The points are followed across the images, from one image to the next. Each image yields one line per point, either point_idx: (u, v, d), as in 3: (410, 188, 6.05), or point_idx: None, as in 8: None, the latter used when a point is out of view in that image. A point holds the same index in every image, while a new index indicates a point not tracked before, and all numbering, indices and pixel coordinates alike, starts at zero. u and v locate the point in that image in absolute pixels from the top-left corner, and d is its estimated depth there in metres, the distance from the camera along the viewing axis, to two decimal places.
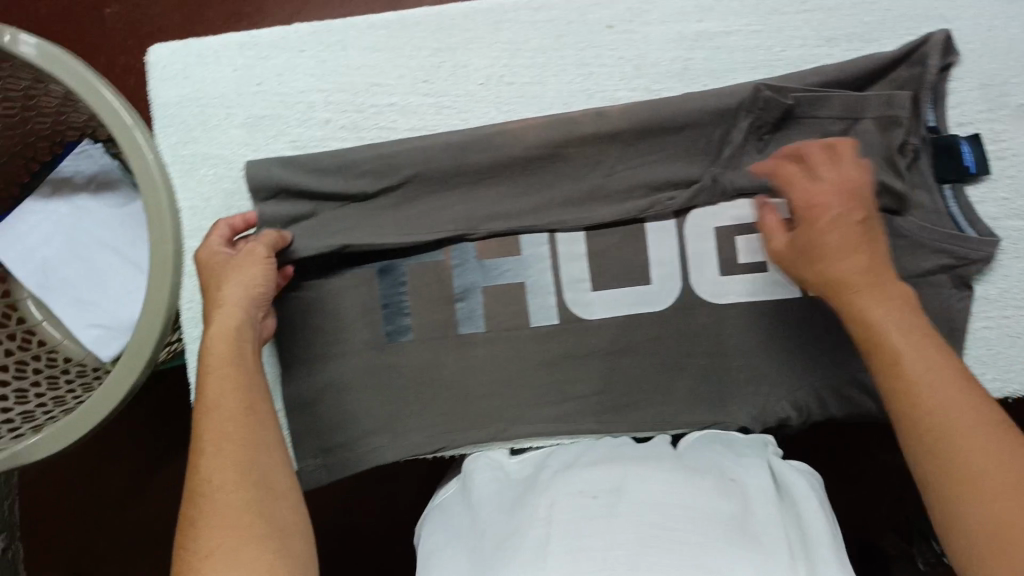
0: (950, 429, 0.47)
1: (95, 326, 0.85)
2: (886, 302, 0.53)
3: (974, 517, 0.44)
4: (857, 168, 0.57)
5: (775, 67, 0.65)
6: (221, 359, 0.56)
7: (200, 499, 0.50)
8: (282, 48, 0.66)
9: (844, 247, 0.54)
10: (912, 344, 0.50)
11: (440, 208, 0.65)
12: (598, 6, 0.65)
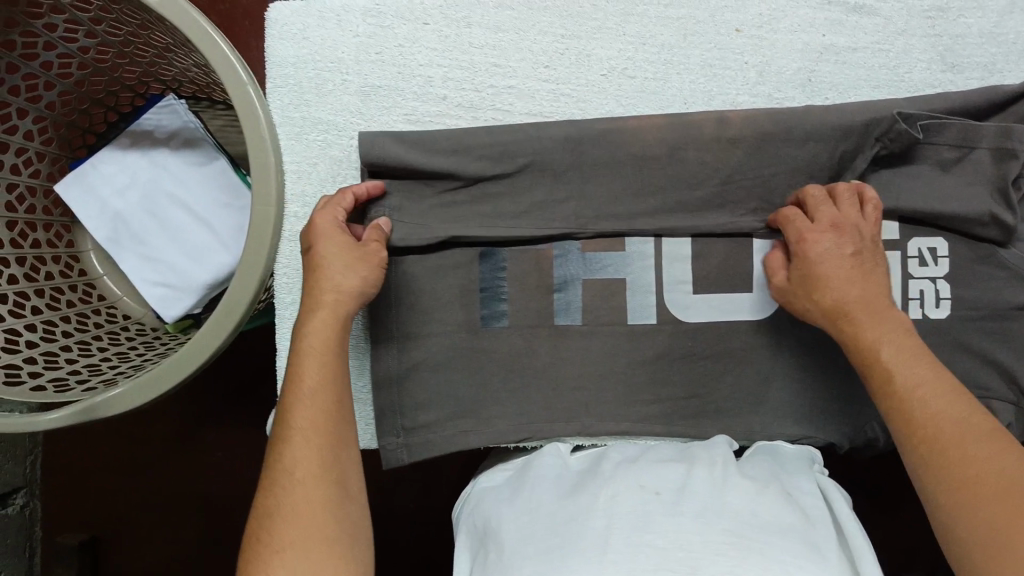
0: (949, 451, 0.49)
1: (159, 284, 0.82)
2: (891, 332, 0.56)
3: (981, 532, 0.46)
4: (847, 208, 0.60)
5: (897, 89, 0.65)
6: (317, 347, 0.56)
7: (281, 483, 0.51)
8: (405, 19, 0.65)
9: (844, 274, 0.58)
10: (918, 373, 0.53)
11: (552, 200, 0.64)
12: (729, 9, 0.65)
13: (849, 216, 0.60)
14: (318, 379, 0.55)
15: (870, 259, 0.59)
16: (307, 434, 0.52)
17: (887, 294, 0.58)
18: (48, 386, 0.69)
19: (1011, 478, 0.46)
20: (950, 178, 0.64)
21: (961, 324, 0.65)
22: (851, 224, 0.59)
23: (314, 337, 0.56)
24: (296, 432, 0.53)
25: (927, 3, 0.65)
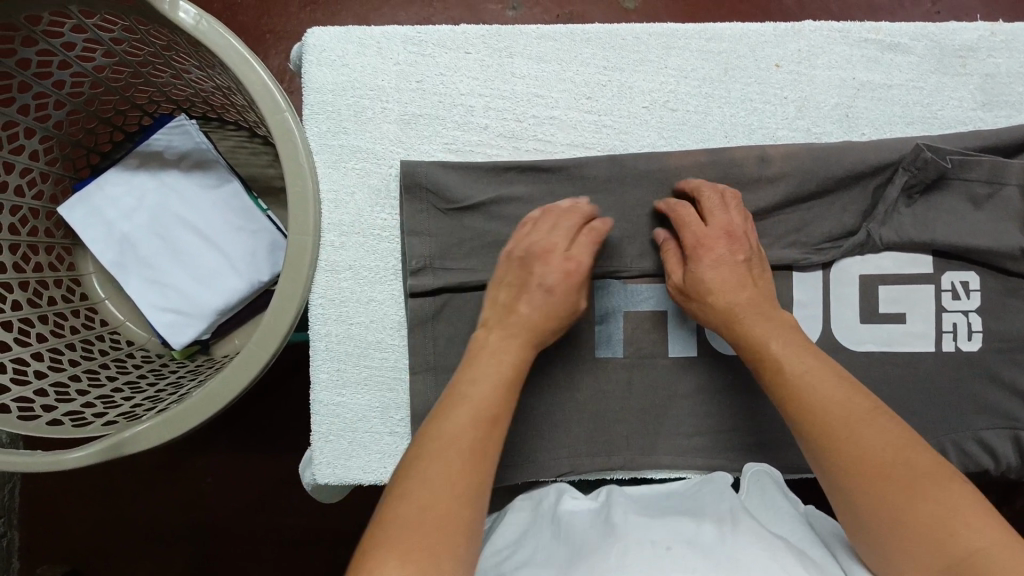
0: (836, 434, 0.48)
1: (169, 309, 0.75)
2: (775, 325, 0.56)
3: (880, 515, 0.45)
4: (733, 210, 0.61)
5: (929, 126, 0.67)
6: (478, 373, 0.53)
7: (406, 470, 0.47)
8: (448, 47, 0.65)
9: (728, 276, 0.59)
10: (805, 364, 0.53)
11: (593, 240, 0.65)
12: (768, 45, 0.66)
13: (733, 217, 0.61)
14: (456, 425, 0.49)
15: (754, 265, 0.60)
16: (441, 471, 0.46)
17: (771, 299, 0.59)
18: (66, 420, 0.63)
19: (901, 457, 0.46)
20: (979, 215, 0.65)
21: (994, 357, 0.66)
22: (739, 224, 0.61)
23: (473, 395, 0.51)
24: (437, 466, 0.46)
25: (958, 43, 0.67)
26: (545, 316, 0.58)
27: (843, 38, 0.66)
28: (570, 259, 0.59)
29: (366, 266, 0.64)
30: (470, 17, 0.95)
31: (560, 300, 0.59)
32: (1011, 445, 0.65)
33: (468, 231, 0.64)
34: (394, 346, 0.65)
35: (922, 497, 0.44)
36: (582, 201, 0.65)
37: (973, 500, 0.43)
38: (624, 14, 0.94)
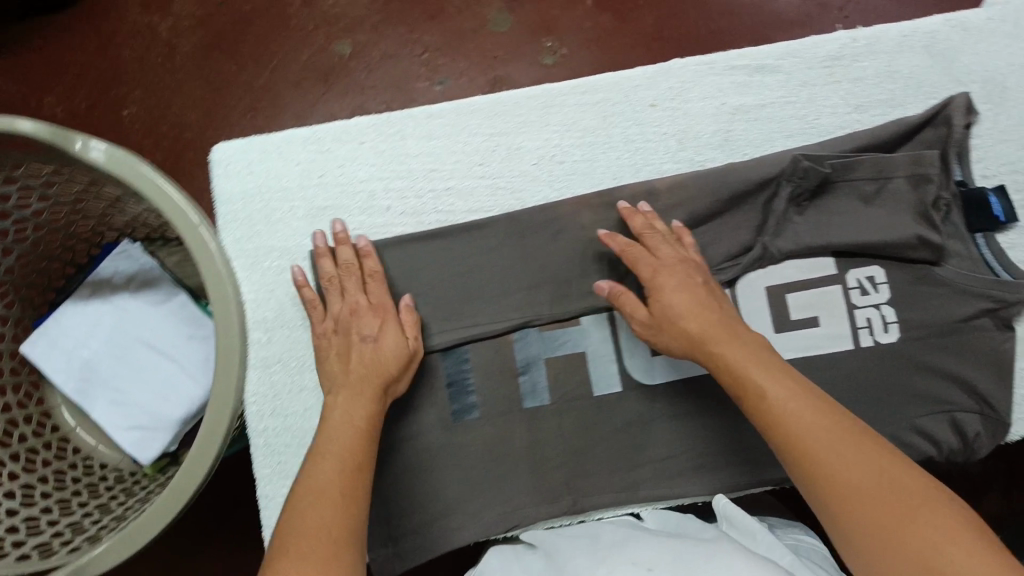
0: (805, 448, 0.49)
1: (134, 426, 0.78)
2: (744, 351, 0.57)
3: (847, 523, 0.46)
4: (666, 243, 0.64)
5: (809, 135, 0.70)
6: (344, 436, 0.56)
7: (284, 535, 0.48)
8: (344, 140, 0.69)
9: (688, 304, 0.60)
10: (765, 381, 0.54)
11: (504, 295, 0.68)
12: (641, 88, 0.70)
13: (643, 251, 0.64)
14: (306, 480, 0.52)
15: (683, 279, 0.61)
16: (317, 525, 0.48)
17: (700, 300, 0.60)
18: (35, 552, 0.67)
19: (862, 468, 0.47)
20: (874, 212, 0.68)
21: (913, 343, 0.67)
22: (649, 258, 0.63)
23: (337, 449, 0.55)
24: (303, 522, 0.48)
25: (822, 55, 0.70)
26: (376, 358, 0.61)
27: (710, 69, 0.70)
28: (380, 306, 0.64)
29: (293, 358, 0.68)
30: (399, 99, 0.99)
31: (390, 338, 0.62)
32: (946, 427, 0.66)
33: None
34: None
35: (882, 505, 0.45)
36: (488, 262, 0.69)
37: (942, 509, 0.44)
38: (544, 70, 0.98)
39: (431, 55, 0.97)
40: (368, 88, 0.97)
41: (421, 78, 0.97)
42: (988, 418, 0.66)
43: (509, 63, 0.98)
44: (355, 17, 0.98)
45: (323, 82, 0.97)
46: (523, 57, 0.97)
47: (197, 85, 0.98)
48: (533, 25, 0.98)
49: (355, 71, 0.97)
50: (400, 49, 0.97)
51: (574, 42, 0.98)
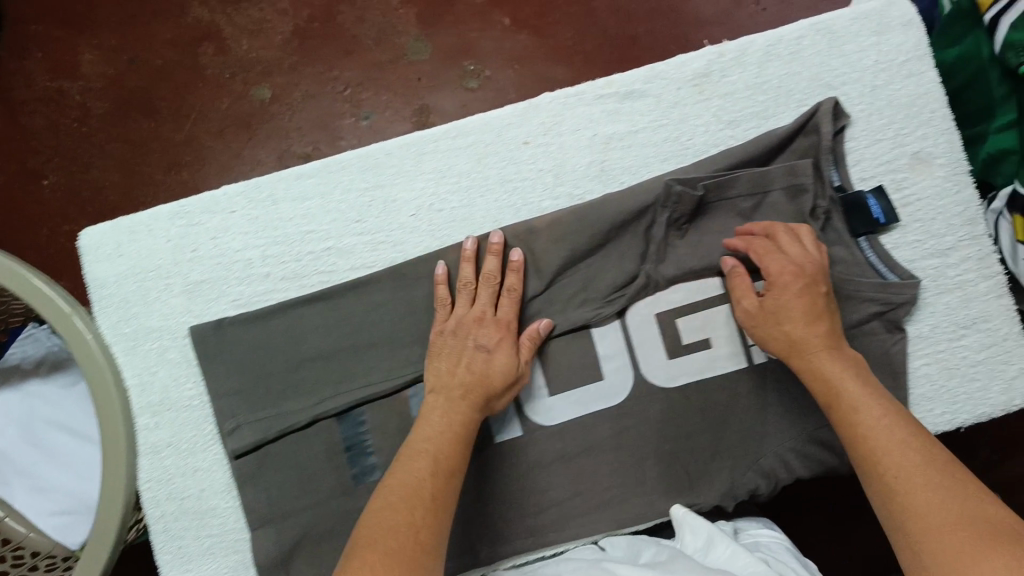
0: (871, 456, 0.53)
1: (60, 512, 0.72)
2: (836, 363, 0.59)
3: (894, 521, 0.49)
4: (785, 242, 0.64)
5: (686, 156, 0.69)
6: (447, 441, 0.58)
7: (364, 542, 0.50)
8: (213, 211, 0.70)
9: (800, 307, 0.61)
10: (852, 385, 0.57)
11: (395, 350, 0.67)
12: (512, 125, 0.69)
13: (779, 241, 0.64)
14: (422, 481, 0.54)
15: (808, 274, 0.62)
16: (391, 520, 0.51)
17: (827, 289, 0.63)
18: None
19: (918, 463, 0.51)
20: (755, 227, 0.67)
21: None
22: (807, 250, 0.64)
23: (431, 449, 0.57)
24: (385, 522, 0.51)
25: (690, 73, 0.69)
26: (487, 371, 0.61)
27: (580, 100, 0.69)
28: (500, 321, 0.64)
29: (184, 440, 0.70)
30: (327, 138, 1.01)
31: (502, 356, 0.62)
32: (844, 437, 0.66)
33: (274, 381, 0.68)
34: (227, 508, 0.70)
35: (921, 497, 0.48)
36: (376, 320, 0.68)
37: (954, 492, 0.48)
38: (466, 94, 1.02)
39: (356, 89, 1.01)
40: (294, 130, 1.01)
41: (347, 115, 1.01)
42: None
43: (432, 91, 1.01)
44: (273, 61, 1.01)
45: (250, 129, 1.01)
46: (443, 85, 1.01)
47: (122, 149, 1.01)
48: (450, 51, 1.01)
49: (281, 115, 1.01)
50: (324, 88, 1.01)
51: (495, 64, 1.01)
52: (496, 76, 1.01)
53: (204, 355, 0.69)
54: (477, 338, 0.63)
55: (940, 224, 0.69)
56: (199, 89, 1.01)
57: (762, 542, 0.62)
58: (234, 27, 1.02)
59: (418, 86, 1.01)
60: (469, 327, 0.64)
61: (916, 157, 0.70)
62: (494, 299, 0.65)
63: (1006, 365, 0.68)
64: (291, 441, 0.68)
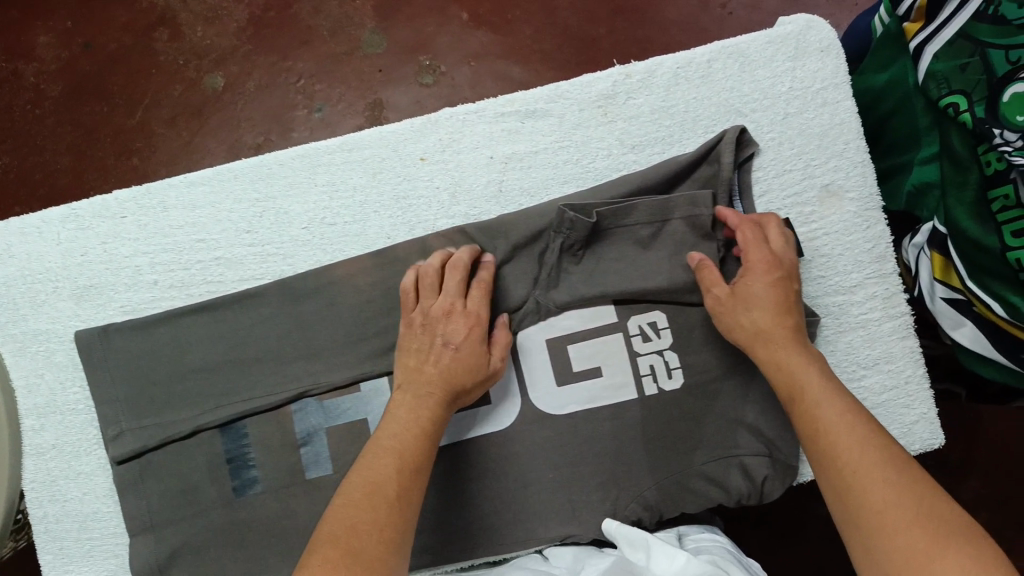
0: (826, 449, 0.51)
1: None
2: (801, 356, 0.57)
3: (853, 514, 0.47)
4: (775, 241, 0.63)
5: (586, 179, 0.68)
6: (413, 435, 0.56)
7: (324, 538, 0.49)
8: (103, 216, 0.69)
9: (767, 301, 0.60)
10: (814, 379, 0.55)
11: (281, 365, 0.66)
12: (408, 142, 0.69)
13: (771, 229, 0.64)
14: (383, 475, 0.53)
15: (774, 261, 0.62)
16: (349, 518, 0.50)
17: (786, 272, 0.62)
18: None
19: (877, 457, 0.48)
20: (654, 256, 0.65)
21: (693, 394, 0.65)
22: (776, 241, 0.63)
23: (396, 445, 0.55)
24: (347, 519, 0.50)
25: (593, 95, 0.69)
26: (453, 369, 0.60)
27: (479, 117, 0.68)
28: (472, 314, 0.62)
29: (68, 443, 0.68)
30: (277, 129, 0.95)
31: (470, 352, 0.60)
32: (733, 474, 0.64)
33: (158, 390, 0.66)
34: (109, 513, 0.67)
35: (877, 494, 0.46)
36: (262, 333, 0.66)
37: (910, 486, 0.46)
38: (421, 90, 0.94)
39: (310, 81, 0.95)
40: (247, 121, 0.96)
41: (299, 106, 0.95)
42: (777, 463, 0.64)
43: (388, 86, 0.95)
44: (227, 48, 0.96)
45: (200, 117, 0.96)
46: (398, 80, 0.95)
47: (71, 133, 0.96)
48: (408, 46, 0.95)
49: (231, 104, 0.96)
50: (276, 78, 0.96)
51: (452, 62, 0.95)
52: (454, 73, 0.95)
53: (89, 364, 0.67)
54: (449, 330, 0.61)
55: (846, 260, 0.67)
56: (152, 74, 0.96)
57: (707, 540, 0.62)
58: (189, 12, 0.97)
59: (375, 79, 0.95)
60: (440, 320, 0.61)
61: (827, 189, 0.68)
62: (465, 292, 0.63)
63: (906, 409, 0.66)
64: (172, 451, 0.66)
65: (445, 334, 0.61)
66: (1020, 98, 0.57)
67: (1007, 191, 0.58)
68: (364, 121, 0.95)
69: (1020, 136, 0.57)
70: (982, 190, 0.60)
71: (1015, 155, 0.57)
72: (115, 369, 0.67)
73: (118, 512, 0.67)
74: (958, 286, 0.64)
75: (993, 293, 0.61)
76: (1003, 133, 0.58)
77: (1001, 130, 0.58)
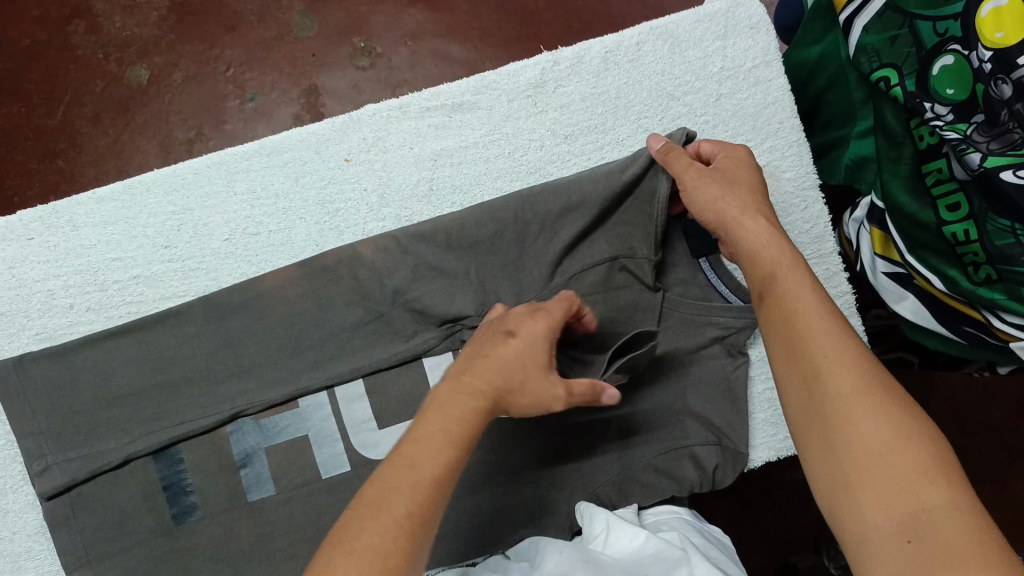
0: (833, 424, 0.42)
1: None
2: (798, 283, 0.49)
3: (830, 471, 0.42)
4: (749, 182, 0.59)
5: (518, 173, 0.67)
6: (461, 393, 0.47)
7: (348, 525, 0.40)
8: (8, 239, 0.66)
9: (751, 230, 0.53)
10: (811, 301, 0.47)
11: (210, 386, 0.63)
12: (332, 142, 0.67)
13: (736, 153, 0.59)
14: (414, 483, 0.41)
15: (747, 200, 0.56)
16: (385, 500, 0.40)
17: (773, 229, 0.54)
18: None
19: (911, 443, 0.40)
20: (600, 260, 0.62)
21: (643, 386, 0.64)
22: (743, 161, 0.59)
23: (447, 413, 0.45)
24: (379, 499, 0.41)
25: (522, 84, 0.67)
26: (505, 370, 0.48)
27: (404, 114, 0.67)
28: (542, 312, 0.52)
29: None
30: (209, 122, 0.86)
31: (527, 355, 0.49)
32: (684, 462, 0.63)
33: (81, 419, 0.63)
34: (42, 551, 0.66)
35: (862, 442, 0.41)
36: (190, 352, 0.63)
37: (901, 431, 0.40)
38: (358, 74, 0.87)
39: (240, 69, 0.87)
40: (176, 114, 0.86)
41: (230, 97, 0.87)
42: (726, 450, 0.63)
43: (324, 70, 0.87)
44: (150, 37, 0.87)
45: (127, 114, 0.86)
46: (332, 64, 0.87)
47: None
48: (340, 26, 0.88)
49: (159, 98, 0.86)
50: (205, 68, 0.87)
51: (389, 43, 0.88)
52: (391, 55, 0.87)
53: (5, 396, 0.63)
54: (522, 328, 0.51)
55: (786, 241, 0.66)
56: (71, 70, 0.87)
57: (671, 518, 0.59)
58: (107, 2, 0.88)
59: (308, 65, 0.87)
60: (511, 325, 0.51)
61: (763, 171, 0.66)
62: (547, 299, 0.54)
63: None
64: (103, 481, 0.63)
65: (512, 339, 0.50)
66: (948, 72, 0.57)
67: (941, 165, 0.58)
68: (300, 111, 0.87)
69: (951, 109, 0.56)
70: (917, 165, 0.60)
71: (947, 129, 0.56)
72: (31, 398, 0.63)
73: (49, 549, 0.66)
74: (899, 259, 0.64)
75: (931, 267, 0.61)
76: (934, 107, 0.57)
77: (932, 104, 0.57)
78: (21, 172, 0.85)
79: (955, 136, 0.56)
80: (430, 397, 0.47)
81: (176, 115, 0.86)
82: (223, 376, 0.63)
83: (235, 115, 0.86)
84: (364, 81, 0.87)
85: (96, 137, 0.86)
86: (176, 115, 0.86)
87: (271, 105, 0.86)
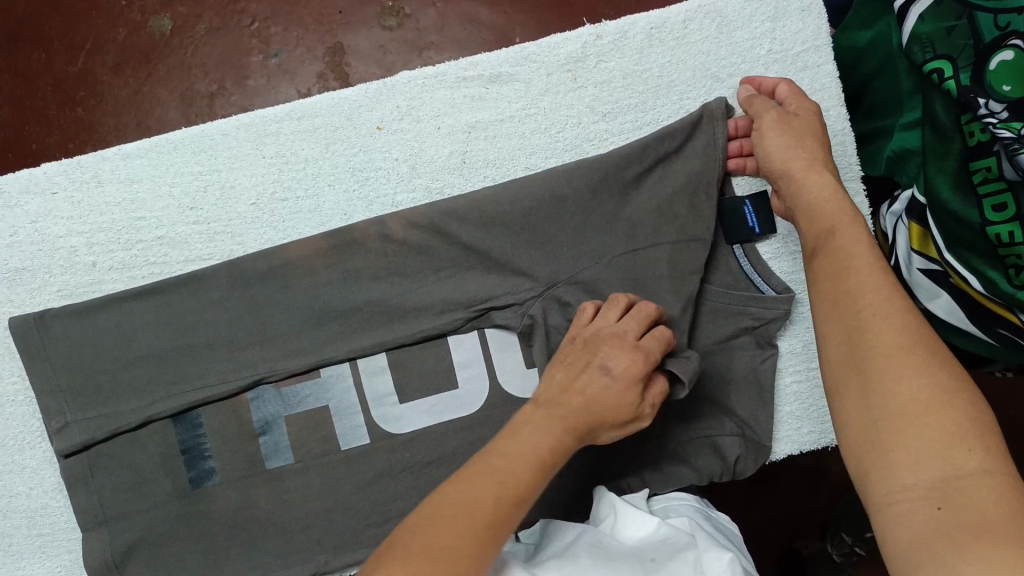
0: (871, 378, 0.42)
1: None
2: (857, 240, 0.48)
3: (860, 429, 0.41)
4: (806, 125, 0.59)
5: (552, 149, 0.66)
6: (545, 417, 0.48)
7: (420, 521, 0.41)
8: (33, 193, 0.65)
9: (812, 183, 0.54)
10: (868, 261, 0.47)
11: (232, 352, 0.62)
12: (364, 109, 0.66)
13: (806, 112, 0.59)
14: (481, 498, 0.42)
15: (812, 157, 0.56)
16: (467, 503, 0.41)
17: (836, 188, 0.53)
18: None
19: (953, 408, 0.39)
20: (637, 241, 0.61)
21: None
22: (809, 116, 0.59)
23: (537, 443, 0.46)
24: (456, 502, 0.41)
25: (562, 57, 0.66)
26: (591, 403, 0.50)
27: (439, 83, 0.66)
28: (640, 348, 0.52)
29: (10, 436, 0.67)
30: (231, 77, 0.84)
31: (627, 390, 0.51)
32: (707, 452, 0.63)
33: (102, 379, 0.62)
34: (59, 507, 0.66)
35: (901, 401, 0.40)
36: (213, 317, 0.62)
37: (944, 395, 0.39)
38: (385, 34, 0.84)
39: (265, 23, 0.84)
40: (199, 67, 0.84)
41: (254, 52, 0.84)
42: (749, 442, 0.63)
43: (349, 28, 0.84)
44: None
45: (148, 65, 0.84)
46: (358, 22, 0.84)
47: (9, 82, 0.84)
48: None
49: (182, 50, 0.84)
50: (229, 21, 0.85)
51: (417, 3, 0.84)
52: (419, 16, 0.84)
53: (26, 353, 0.63)
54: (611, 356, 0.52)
55: None
56: (93, 17, 0.85)
57: (681, 503, 0.58)
58: None
59: (333, 22, 0.84)
60: (597, 352, 0.52)
61: None
62: (643, 332, 0.54)
63: None
64: (123, 442, 0.63)
65: (608, 368, 0.51)
66: (1008, 66, 0.55)
67: (990, 163, 0.56)
68: (325, 70, 0.84)
69: (1006, 106, 0.55)
70: (964, 161, 0.58)
71: (1000, 127, 0.54)
72: (52, 355, 0.63)
73: (68, 505, 0.66)
74: (936, 257, 0.62)
75: (971, 268, 0.59)
76: (988, 103, 0.55)
77: (987, 100, 0.55)
78: (42, 121, 0.84)
79: (1009, 134, 0.54)
80: (519, 417, 0.49)
81: (199, 69, 0.84)
82: (246, 344, 0.62)
83: (258, 70, 0.84)
84: (391, 42, 0.84)
85: (117, 87, 0.84)
86: (199, 68, 0.84)
87: (296, 62, 0.84)
